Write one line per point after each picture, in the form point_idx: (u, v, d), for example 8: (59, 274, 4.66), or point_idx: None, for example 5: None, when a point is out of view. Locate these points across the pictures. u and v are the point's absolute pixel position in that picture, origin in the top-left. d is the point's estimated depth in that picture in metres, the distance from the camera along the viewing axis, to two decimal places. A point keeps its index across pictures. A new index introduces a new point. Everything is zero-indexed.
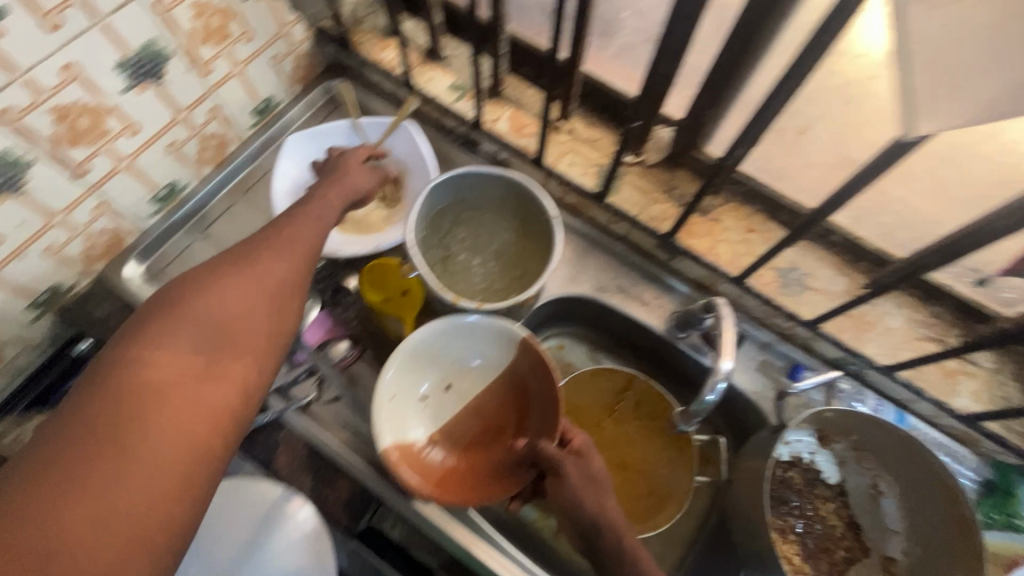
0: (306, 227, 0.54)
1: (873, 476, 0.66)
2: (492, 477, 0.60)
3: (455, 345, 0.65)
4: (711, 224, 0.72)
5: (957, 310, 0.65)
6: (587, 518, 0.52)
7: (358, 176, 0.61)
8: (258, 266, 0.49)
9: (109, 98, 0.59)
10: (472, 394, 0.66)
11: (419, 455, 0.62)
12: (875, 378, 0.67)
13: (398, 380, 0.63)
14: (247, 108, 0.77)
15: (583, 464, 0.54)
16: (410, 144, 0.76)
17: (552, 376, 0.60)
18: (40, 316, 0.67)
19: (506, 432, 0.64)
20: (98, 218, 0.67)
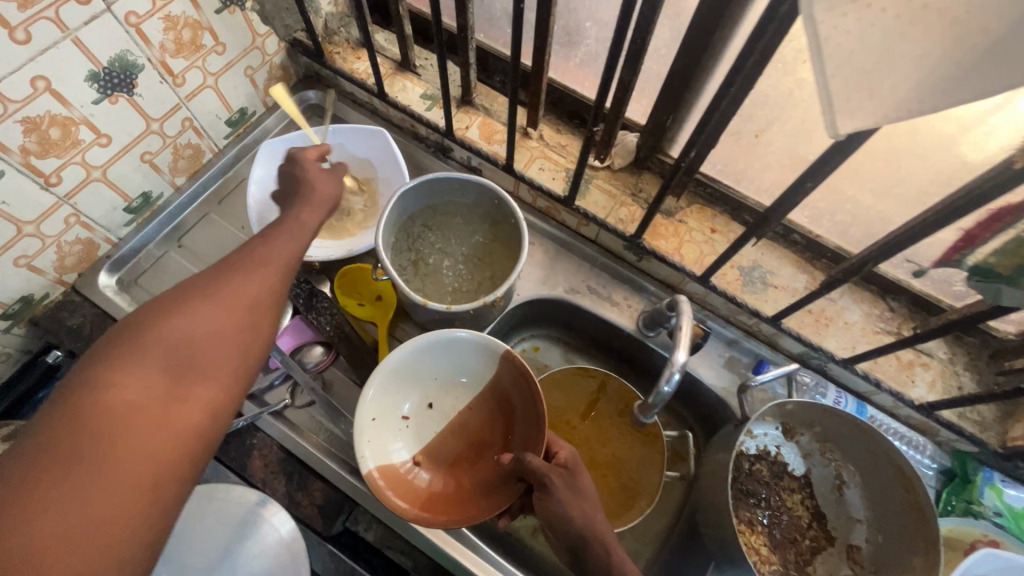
0: (286, 243, 0.51)
1: (836, 468, 0.68)
2: (480, 495, 0.60)
3: (439, 362, 0.67)
4: (676, 225, 0.74)
5: (911, 303, 0.68)
6: (575, 531, 0.52)
7: (327, 176, 0.60)
8: (238, 285, 0.45)
9: (80, 109, 0.60)
10: (455, 411, 0.68)
11: (406, 477, 0.62)
12: (837, 371, 0.69)
13: (380, 402, 0.64)
14: (221, 118, 0.78)
15: (570, 478, 0.55)
16: (383, 148, 0.78)
17: (534, 388, 0.62)
18: (12, 325, 0.67)
19: (491, 449, 0.65)
20: (70, 229, 0.67)
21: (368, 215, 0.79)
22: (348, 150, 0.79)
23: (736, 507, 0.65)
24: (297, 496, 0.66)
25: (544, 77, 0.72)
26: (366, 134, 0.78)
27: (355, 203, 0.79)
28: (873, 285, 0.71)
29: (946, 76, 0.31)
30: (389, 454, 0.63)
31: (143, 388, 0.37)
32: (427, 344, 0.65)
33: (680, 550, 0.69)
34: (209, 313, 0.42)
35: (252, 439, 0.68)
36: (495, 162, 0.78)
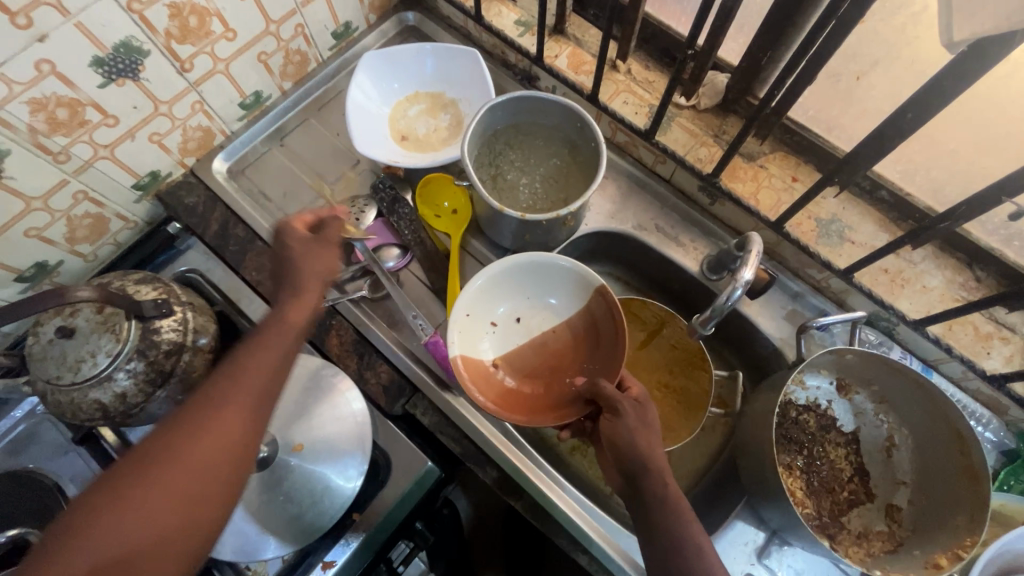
0: (247, 391, 0.46)
1: (888, 430, 0.67)
2: (550, 408, 0.65)
3: (532, 285, 0.71)
4: (757, 170, 0.73)
5: (1001, 273, 0.65)
6: (637, 458, 0.55)
7: (315, 270, 0.54)
8: (195, 450, 0.43)
9: (216, 2, 0.66)
10: (540, 330, 0.71)
11: (488, 374, 0.68)
12: (905, 335, 0.68)
13: (476, 301, 0.69)
14: (329, 29, 0.83)
15: (640, 410, 0.58)
16: (471, 69, 0.81)
17: (623, 325, 0.65)
18: (142, 197, 0.77)
19: (565, 370, 0.68)
20: (195, 114, 0.75)
21: (452, 133, 0.82)
22: (440, 70, 0.83)
23: (777, 450, 0.66)
24: (365, 373, 0.72)
25: (641, 8, 0.72)
26: (459, 55, 0.81)
27: (441, 121, 0.83)
28: (962, 252, 0.67)
29: None
30: (475, 352, 0.68)
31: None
32: (528, 263, 0.68)
33: (715, 487, 0.72)
34: (151, 501, 0.40)
35: (332, 320, 0.74)
36: (580, 91, 0.79)
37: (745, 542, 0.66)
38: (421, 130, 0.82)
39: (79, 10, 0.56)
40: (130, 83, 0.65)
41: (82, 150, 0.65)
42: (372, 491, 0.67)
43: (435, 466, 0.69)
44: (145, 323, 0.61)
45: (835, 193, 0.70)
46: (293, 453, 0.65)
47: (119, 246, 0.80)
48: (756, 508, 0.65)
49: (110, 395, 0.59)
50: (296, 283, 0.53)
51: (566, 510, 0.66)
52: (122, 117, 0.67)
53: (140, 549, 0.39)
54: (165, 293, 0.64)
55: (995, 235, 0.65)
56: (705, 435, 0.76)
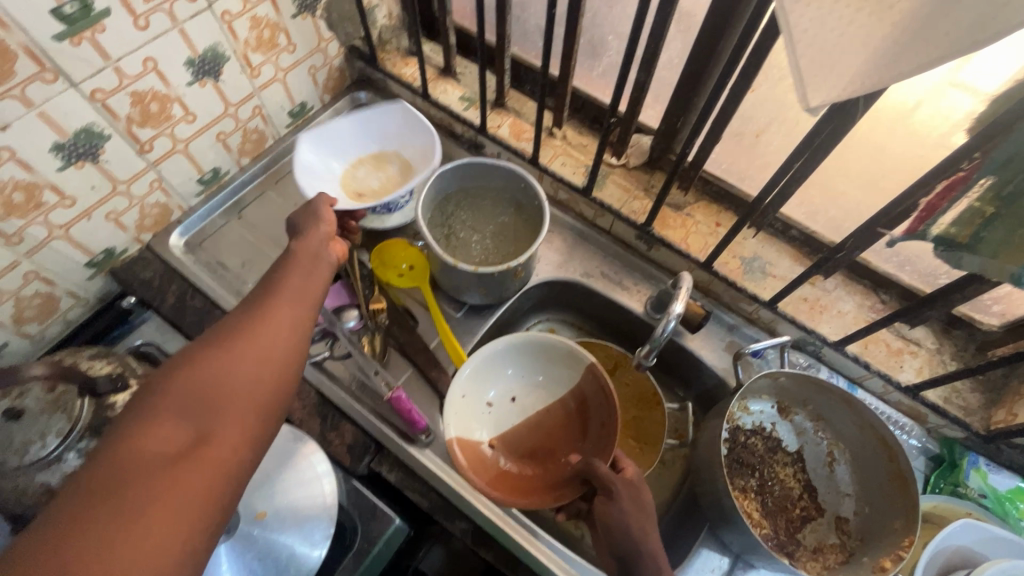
0: (292, 298, 0.52)
1: (828, 446, 0.72)
2: (548, 487, 0.67)
3: (526, 362, 0.76)
4: (684, 218, 0.81)
5: (901, 295, 0.73)
6: (631, 540, 0.53)
7: (308, 213, 0.62)
8: (261, 321, 0.48)
9: (177, 89, 0.71)
10: (533, 409, 0.75)
11: (484, 455, 0.71)
12: (831, 356, 0.75)
13: (471, 383, 0.73)
14: (285, 109, 0.89)
15: (635, 492, 0.57)
16: (407, 117, 0.86)
17: (613, 401, 0.69)
18: (95, 274, 0.77)
19: (561, 450, 0.71)
20: (153, 192, 0.78)
21: (403, 178, 0.87)
22: (377, 131, 0.88)
23: (730, 475, 0.70)
24: (329, 435, 0.72)
25: (569, 84, 0.81)
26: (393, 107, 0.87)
27: (390, 172, 0.88)
28: (867, 279, 0.76)
29: (892, 51, 0.37)
30: (470, 434, 0.71)
31: (169, 437, 0.39)
32: (519, 343, 0.74)
33: (679, 518, 0.75)
34: (229, 354, 0.45)
35: None
36: (521, 155, 0.87)
37: (712, 569, 0.68)
38: (375, 186, 0.87)
39: (43, 101, 0.59)
40: (89, 165, 0.67)
41: (35, 231, 0.66)
42: (338, 555, 0.66)
43: (404, 524, 0.68)
44: (100, 399, 0.60)
45: (753, 234, 0.79)
46: (255, 522, 0.63)
47: (67, 325, 0.78)
48: (718, 534, 0.67)
49: (60, 477, 0.57)
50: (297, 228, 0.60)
51: (540, 557, 0.66)
52: (79, 197, 0.68)
53: (234, 386, 0.43)
54: (120, 367, 0.64)
55: (890, 261, 0.74)
56: (666, 469, 0.79)
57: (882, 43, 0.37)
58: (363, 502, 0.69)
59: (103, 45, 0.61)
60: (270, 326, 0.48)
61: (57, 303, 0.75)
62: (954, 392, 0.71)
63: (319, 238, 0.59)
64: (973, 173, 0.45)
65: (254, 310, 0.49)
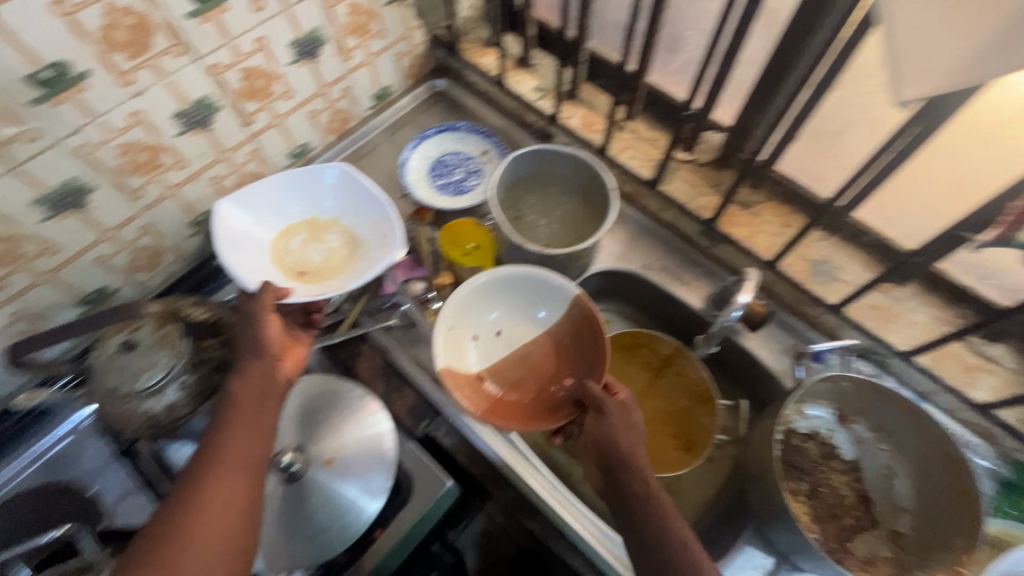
0: (239, 455, 0.56)
1: (887, 459, 0.70)
2: (539, 412, 0.69)
3: (522, 299, 0.75)
4: (751, 217, 0.81)
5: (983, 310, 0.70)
6: (619, 451, 0.59)
7: (253, 339, 0.62)
8: (209, 511, 0.52)
9: (280, 67, 0.77)
10: (520, 342, 0.75)
11: (472, 382, 0.72)
12: (899, 367, 0.72)
13: (457, 315, 0.73)
14: (370, 92, 0.95)
15: (626, 412, 0.62)
16: (349, 182, 0.79)
17: (598, 327, 0.69)
18: (195, 233, 0.85)
19: (548, 379, 0.72)
20: (250, 161, 0.85)
21: (350, 249, 0.78)
22: (305, 191, 0.79)
23: (783, 477, 0.69)
24: (393, 395, 0.78)
25: (644, 77, 0.82)
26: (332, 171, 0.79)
27: (332, 243, 0.78)
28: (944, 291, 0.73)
29: (998, 44, 0.37)
30: (458, 362, 0.72)
31: None
32: (515, 277, 0.73)
33: (725, 516, 0.75)
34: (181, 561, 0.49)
35: (362, 347, 0.81)
36: (590, 147, 0.89)
37: (754, 566, 0.69)
38: (316, 260, 0.77)
39: (171, 72, 0.66)
40: (201, 132, 0.74)
41: (152, 189, 0.74)
42: (394, 509, 0.70)
43: (455, 488, 0.72)
44: (198, 340, 0.67)
45: (823, 237, 0.78)
46: (322, 467, 0.69)
47: (168, 277, 0.86)
48: (764, 532, 0.67)
49: (160, 406, 0.64)
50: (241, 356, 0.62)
51: (585, 535, 0.68)
52: (190, 160, 0.76)
53: None
54: (216, 315, 0.71)
55: (972, 274, 0.69)
56: (714, 466, 0.79)
57: (986, 35, 0.37)
58: (418, 460, 0.73)
59: (226, 24, 0.67)
60: (221, 504, 0.53)
61: (162, 257, 0.83)
62: None
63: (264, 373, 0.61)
64: None
65: (200, 496, 0.52)
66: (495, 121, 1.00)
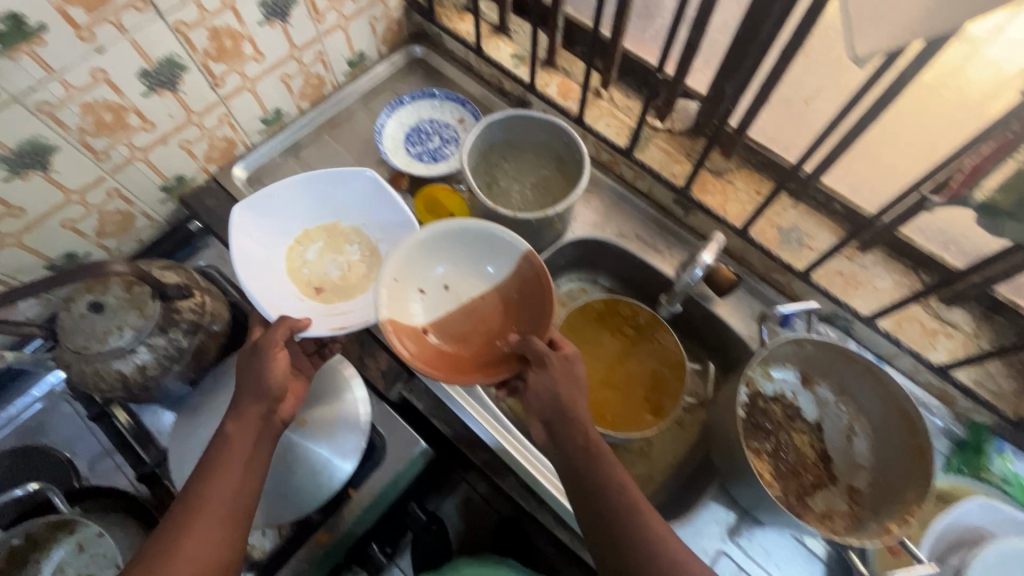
0: (220, 504, 0.55)
1: (849, 419, 0.73)
2: (483, 366, 0.65)
3: (472, 252, 0.70)
4: (724, 185, 0.81)
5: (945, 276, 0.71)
6: (557, 402, 0.61)
7: (257, 379, 0.60)
8: (186, 554, 0.51)
9: (249, 27, 0.75)
10: (469, 296, 0.70)
11: (416, 335, 0.67)
12: (862, 331, 0.74)
13: (405, 267, 0.67)
14: (345, 57, 0.93)
15: (567, 365, 0.63)
16: (374, 195, 0.75)
17: (547, 284, 0.66)
18: (167, 199, 0.85)
19: (495, 333, 0.68)
20: (221, 126, 0.83)
21: (370, 265, 0.75)
22: (329, 198, 0.76)
23: (746, 437, 0.71)
24: (367, 360, 0.79)
25: (620, 43, 0.81)
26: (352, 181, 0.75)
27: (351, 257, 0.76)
28: (909, 257, 0.74)
29: None
30: (402, 315, 0.66)
31: None
32: (466, 232, 0.68)
33: (692, 477, 0.77)
34: None
35: None
36: (567, 114, 0.88)
37: (717, 521, 0.70)
38: (335, 275, 0.75)
39: (134, 29, 0.65)
40: (169, 93, 0.73)
41: (120, 151, 0.73)
42: (367, 470, 0.71)
43: (428, 450, 0.74)
44: (169, 303, 0.67)
45: (793, 204, 0.78)
46: (295, 428, 0.69)
47: (140, 243, 0.86)
48: (728, 488, 0.69)
49: (131, 366, 0.64)
50: (241, 394, 0.60)
51: (554, 492, 0.69)
52: (159, 123, 0.75)
53: None
54: (186, 279, 0.71)
55: (934, 240, 0.71)
56: (684, 430, 0.81)
57: None
58: (391, 422, 0.74)
59: None
60: (198, 548, 0.52)
61: (134, 222, 0.82)
62: (987, 375, 0.69)
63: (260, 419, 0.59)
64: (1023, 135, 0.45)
65: (180, 538, 0.52)
66: (473, 89, 0.99)
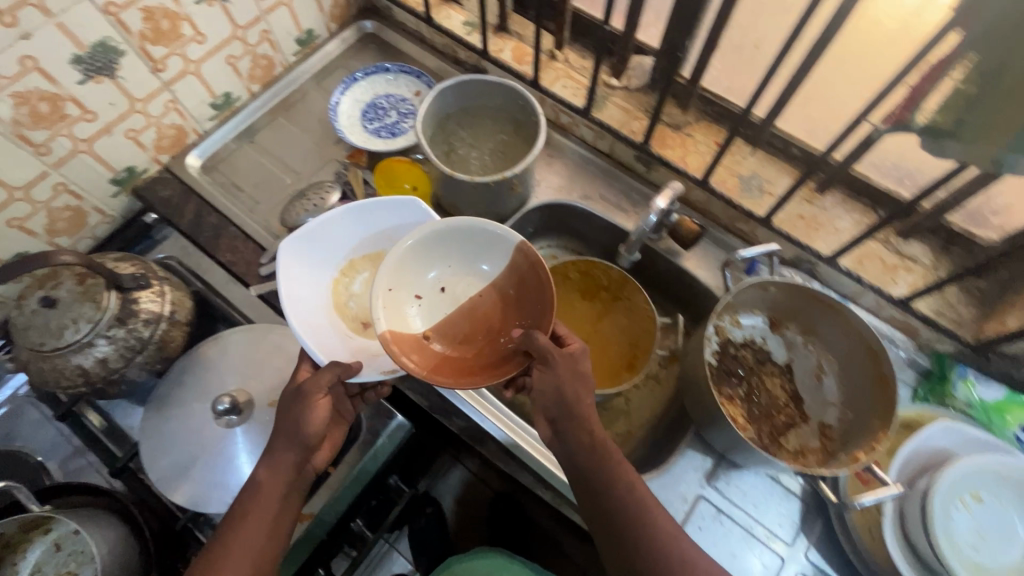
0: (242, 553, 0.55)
1: (817, 358, 0.74)
2: (489, 367, 0.58)
3: (464, 246, 0.63)
4: (684, 138, 0.81)
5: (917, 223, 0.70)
6: (566, 404, 0.58)
7: (293, 428, 0.58)
8: None
9: (185, 7, 0.73)
10: (466, 296, 0.64)
11: (416, 342, 0.60)
12: (825, 271, 0.75)
13: (397, 273, 0.61)
14: (293, 36, 0.91)
15: (574, 360, 0.59)
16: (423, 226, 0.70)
17: (545, 273, 0.59)
18: (119, 192, 0.82)
19: (497, 331, 0.61)
20: (168, 113, 0.81)
21: None
22: (378, 230, 0.71)
23: (718, 384, 0.72)
24: None
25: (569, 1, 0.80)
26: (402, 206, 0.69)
27: None
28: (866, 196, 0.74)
29: None
30: (401, 323, 0.61)
31: None
32: (457, 227, 0.62)
33: (670, 428, 0.77)
34: None
35: None
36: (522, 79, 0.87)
37: (695, 467, 0.70)
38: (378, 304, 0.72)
39: (59, 11, 0.62)
40: (106, 80, 0.71)
41: (62, 143, 0.71)
42: (345, 447, 0.71)
43: (405, 423, 0.74)
44: (126, 294, 0.66)
45: (752, 152, 0.78)
46: (268, 410, 0.68)
47: (95, 239, 0.84)
48: (703, 435, 0.70)
49: (91, 360, 0.63)
50: (277, 442, 0.59)
51: (532, 453, 0.69)
52: (100, 112, 0.72)
53: None
54: (143, 269, 0.70)
55: (890, 175, 0.70)
56: (660, 384, 0.81)
57: None
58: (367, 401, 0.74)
59: None
60: None
61: (86, 218, 0.80)
62: (946, 304, 0.70)
63: (293, 467, 0.58)
64: (955, 52, 0.46)
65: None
66: (428, 61, 0.98)
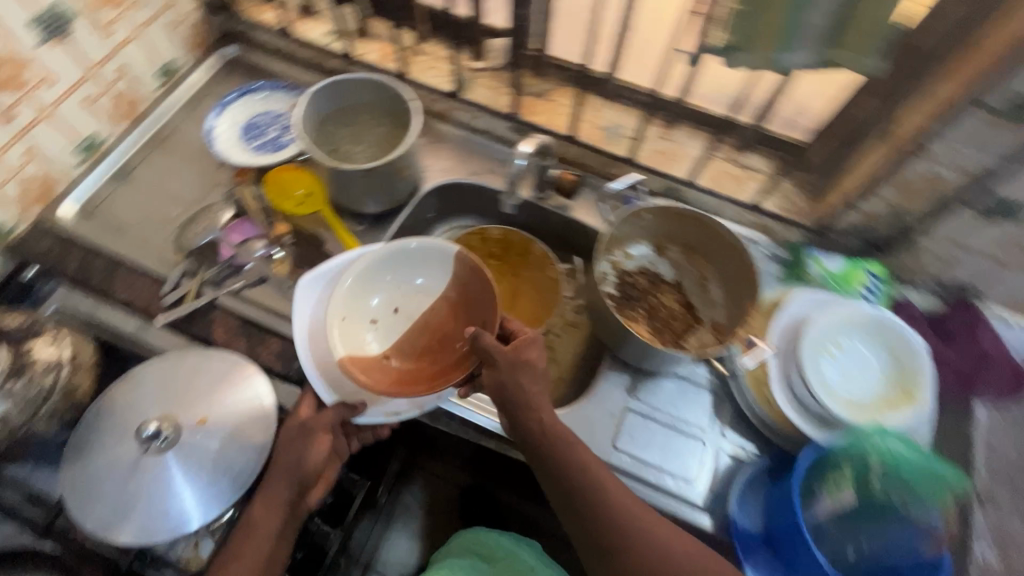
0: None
1: (700, 270, 0.83)
2: (446, 371, 0.67)
3: (402, 268, 0.72)
4: (547, 103, 0.90)
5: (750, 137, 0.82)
6: (511, 394, 0.63)
7: (294, 464, 0.63)
8: None
9: (27, 50, 0.71)
10: (418, 313, 0.72)
11: (375, 362, 0.69)
12: (690, 194, 0.86)
13: (348, 303, 0.69)
14: (152, 69, 0.90)
15: (520, 354, 0.63)
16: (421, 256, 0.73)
17: (485, 275, 0.68)
18: None
19: (451, 337, 0.70)
20: (29, 163, 0.78)
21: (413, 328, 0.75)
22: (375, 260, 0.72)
23: (620, 308, 0.81)
24: (257, 347, 0.77)
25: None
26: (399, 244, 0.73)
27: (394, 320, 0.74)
28: None
29: None
30: (360, 346, 0.69)
31: None
32: (393, 252, 0.70)
33: (591, 361, 0.85)
34: None
35: (212, 314, 0.79)
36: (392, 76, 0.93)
37: (618, 387, 0.77)
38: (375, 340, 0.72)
39: None
40: None
41: None
42: None
43: None
44: (19, 347, 0.65)
45: (609, 105, 0.88)
46: (196, 430, 0.67)
47: None
48: (619, 355, 0.78)
49: None
50: (274, 476, 0.63)
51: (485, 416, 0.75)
52: None
53: None
54: (32, 319, 0.68)
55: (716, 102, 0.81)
56: (575, 327, 0.88)
57: None
58: None
59: None
60: None
61: None
62: (787, 200, 0.83)
63: (287, 503, 0.62)
64: None
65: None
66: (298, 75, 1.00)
